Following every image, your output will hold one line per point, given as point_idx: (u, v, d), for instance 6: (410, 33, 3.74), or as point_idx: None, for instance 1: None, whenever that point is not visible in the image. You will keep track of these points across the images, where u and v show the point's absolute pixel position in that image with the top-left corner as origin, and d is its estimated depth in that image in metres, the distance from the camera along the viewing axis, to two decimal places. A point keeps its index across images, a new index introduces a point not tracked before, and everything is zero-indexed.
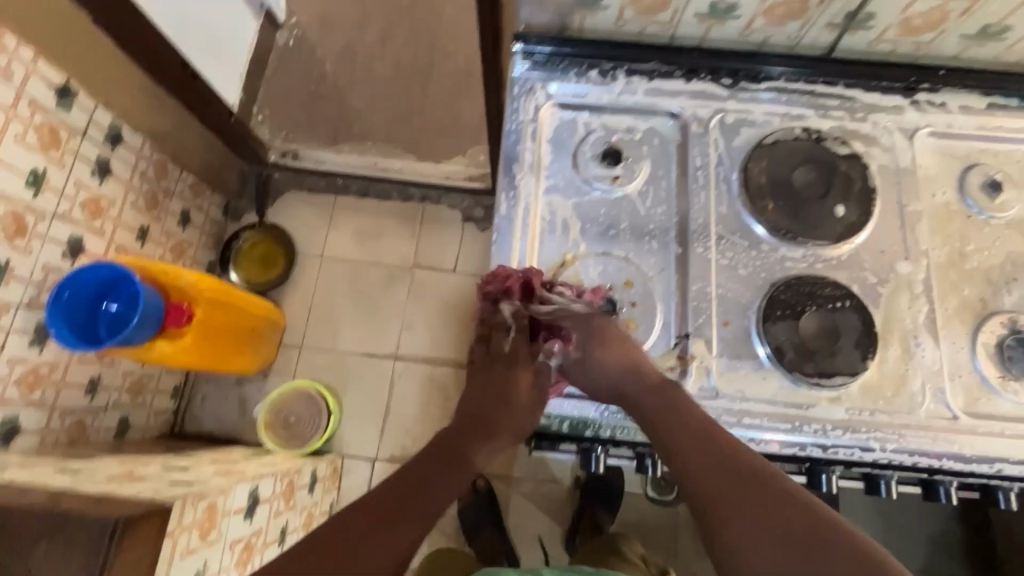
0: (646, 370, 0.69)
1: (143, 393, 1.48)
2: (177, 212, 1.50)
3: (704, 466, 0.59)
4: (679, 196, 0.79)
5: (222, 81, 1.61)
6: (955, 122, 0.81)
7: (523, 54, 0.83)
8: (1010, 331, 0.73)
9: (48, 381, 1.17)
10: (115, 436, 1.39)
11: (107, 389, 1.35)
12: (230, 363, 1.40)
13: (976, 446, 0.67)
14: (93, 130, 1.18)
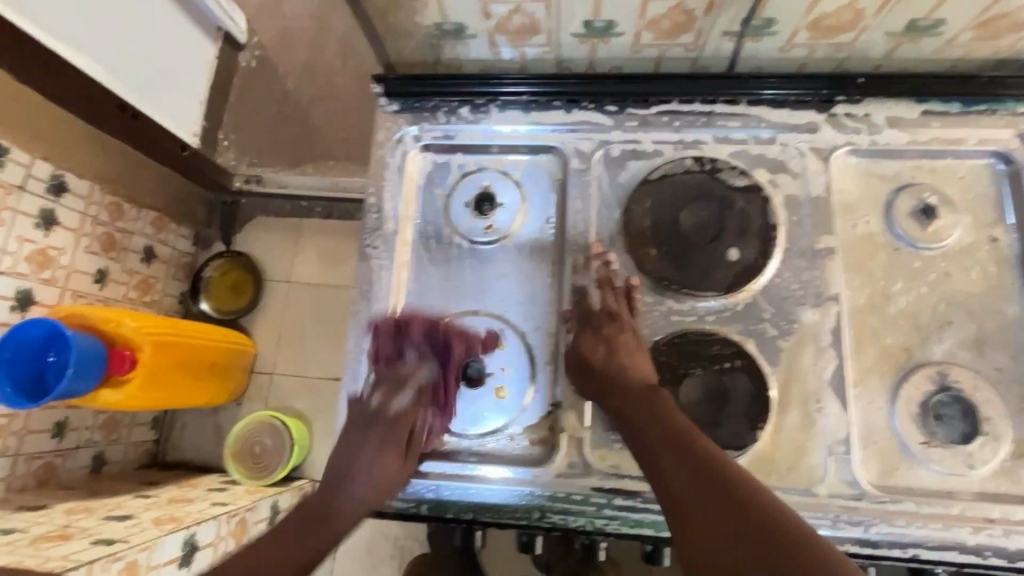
0: (631, 369, 0.62)
1: (118, 428, 1.33)
2: (140, 248, 1.35)
3: (676, 468, 0.53)
4: (557, 242, 0.72)
5: (177, 116, 1.41)
6: (881, 137, 0.69)
7: (388, 96, 0.77)
8: (940, 387, 0.62)
9: (8, 430, 1.09)
10: (91, 473, 1.28)
11: (78, 430, 1.23)
12: (197, 402, 1.31)
13: (883, 527, 0.59)
14: (31, 184, 1.07)
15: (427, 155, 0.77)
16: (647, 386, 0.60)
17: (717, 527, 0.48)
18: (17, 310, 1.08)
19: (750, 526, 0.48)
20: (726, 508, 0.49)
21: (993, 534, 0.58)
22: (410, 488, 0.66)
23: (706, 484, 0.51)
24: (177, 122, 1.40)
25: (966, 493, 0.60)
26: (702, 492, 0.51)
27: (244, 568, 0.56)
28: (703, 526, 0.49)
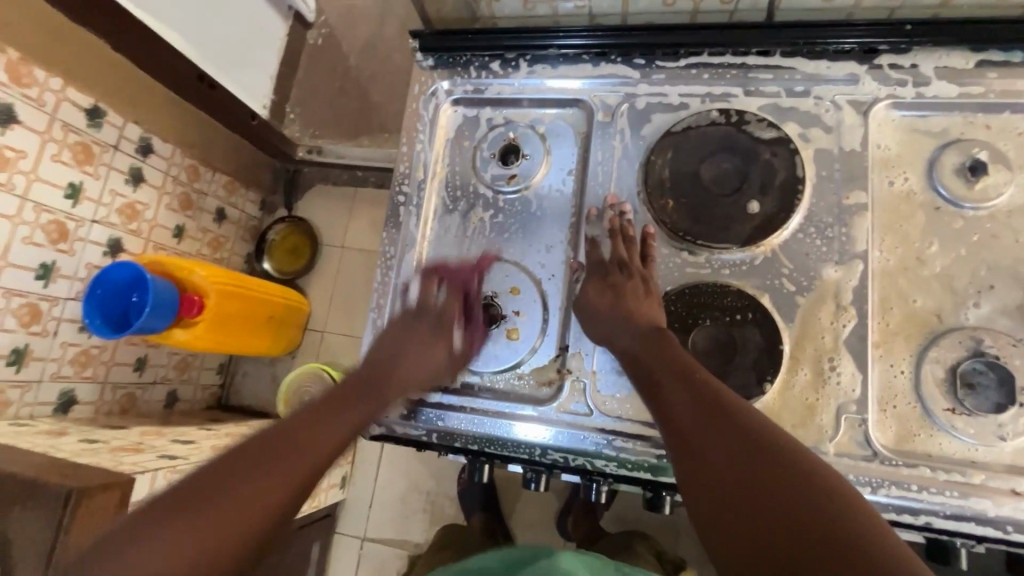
0: (640, 314, 0.62)
1: (189, 369, 1.46)
2: (213, 209, 1.48)
3: (683, 401, 0.52)
4: (577, 193, 0.73)
5: (243, 85, 1.50)
6: (929, 89, 0.65)
7: (424, 52, 0.81)
8: (973, 354, 0.59)
9: (99, 360, 1.22)
10: (165, 408, 1.41)
11: (155, 365, 1.36)
12: (256, 348, 1.43)
13: (892, 488, 0.57)
14: (125, 144, 1.20)
15: (458, 109, 0.80)
16: (654, 328, 0.61)
17: (722, 449, 0.47)
18: (108, 255, 1.21)
19: (758, 448, 0.46)
20: (733, 432, 0.48)
21: (1019, 508, 0.55)
22: (423, 419, 0.71)
23: (714, 412, 0.50)
24: (243, 90, 1.50)
25: (993, 465, 0.57)
26: (709, 419, 0.49)
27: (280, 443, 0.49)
28: (708, 449, 0.47)
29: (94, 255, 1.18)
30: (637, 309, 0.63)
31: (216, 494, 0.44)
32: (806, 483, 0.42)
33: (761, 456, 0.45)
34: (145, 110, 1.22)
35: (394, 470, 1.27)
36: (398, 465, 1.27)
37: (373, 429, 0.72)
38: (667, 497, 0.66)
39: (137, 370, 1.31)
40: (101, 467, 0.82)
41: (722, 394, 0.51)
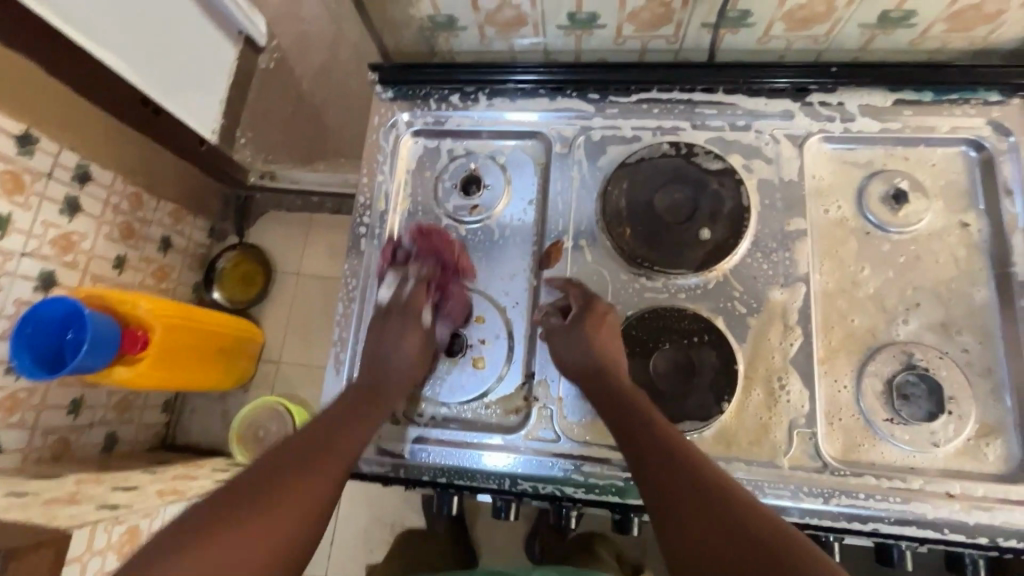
0: (604, 353, 0.63)
1: (130, 410, 1.37)
2: (157, 238, 1.41)
3: (658, 460, 0.52)
4: (538, 221, 0.75)
5: (201, 118, 1.45)
6: (854, 124, 0.71)
7: (384, 84, 0.81)
8: (906, 366, 0.64)
9: (27, 404, 1.13)
10: (102, 451, 1.31)
11: (92, 407, 1.27)
12: (205, 384, 1.36)
13: (842, 499, 0.61)
14: (59, 172, 1.14)
15: (418, 139, 0.81)
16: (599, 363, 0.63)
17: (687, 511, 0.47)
18: (39, 290, 1.14)
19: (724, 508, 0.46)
20: (701, 496, 0.48)
21: (954, 510, 0.59)
22: (389, 453, 0.69)
23: (677, 473, 0.51)
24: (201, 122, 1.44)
25: (929, 469, 0.61)
26: (677, 479, 0.50)
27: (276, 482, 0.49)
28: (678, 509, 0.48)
29: (23, 290, 1.10)
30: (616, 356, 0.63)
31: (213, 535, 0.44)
32: (760, 548, 0.42)
33: (720, 521, 0.45)
34: (86, 137, 1.17)
35: (355, 504, 1.23)
36: (360, 499, 1.22)
37: None
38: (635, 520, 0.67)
39: (71, 414, 1.23)
40: (30, 523, 0.75)
41: (696, 462, 0.51)
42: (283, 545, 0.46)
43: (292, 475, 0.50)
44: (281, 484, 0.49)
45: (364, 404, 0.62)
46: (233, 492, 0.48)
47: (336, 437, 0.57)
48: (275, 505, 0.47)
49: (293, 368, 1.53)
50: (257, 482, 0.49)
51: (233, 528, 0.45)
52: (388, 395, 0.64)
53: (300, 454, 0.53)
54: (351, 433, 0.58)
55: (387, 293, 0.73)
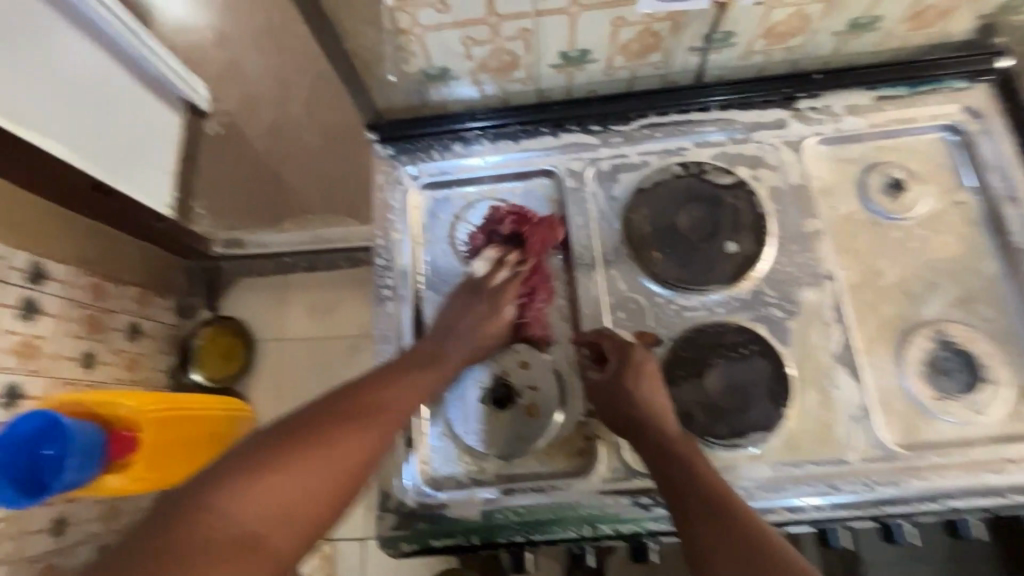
0: (637, 405, 0.62)
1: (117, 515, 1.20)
2: (126, 326, 1.32)
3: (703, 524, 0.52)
4: (564, 257, 0.75)
5: (147, 186, 1.43)
6: (844, 125, 0.75)
7: (383, 141, 0.80)
8: (939, 343, 0.67)
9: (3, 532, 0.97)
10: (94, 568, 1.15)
11: (78, 522, 1.11)
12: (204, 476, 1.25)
13: (913, 483, 0.62)
14: (12, 274, 1.05)
15: (427, 192, 0.80)
16: (646, 409, 0.61)
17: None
18: (5, 405, 1.03)
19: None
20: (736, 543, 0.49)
21: (1015, 474, 0.62)
22: (458, 522, 0.66)
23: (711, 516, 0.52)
24: (148, 190, 1.43)
25: (982, 438, 0.64)
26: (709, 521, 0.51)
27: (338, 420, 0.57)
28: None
29: None
30: (652, 407, 0.62)
31: (275, 469, 0.52)
32: None
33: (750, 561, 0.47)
34: (30, 232, 1.10)
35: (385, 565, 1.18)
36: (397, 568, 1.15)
37: (407, 545, 0.66)
38: None
39: (54, 534, 1.06)
40: None
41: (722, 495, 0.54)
42: (318, 497, 0.53)
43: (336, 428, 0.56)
44: (342, 421, 0.57)
45: (415, 366, 0.65)
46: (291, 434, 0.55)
47: (373, 394, 0.61)
48: (322, 449, 0.54)
49: None
50: (320, 415, 0.57)
51: (292, 462, 0.53)
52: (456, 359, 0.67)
53: (341, 407, 0.58)
54: (387, 392, 0.61)
55: (482, 267, 0.74)
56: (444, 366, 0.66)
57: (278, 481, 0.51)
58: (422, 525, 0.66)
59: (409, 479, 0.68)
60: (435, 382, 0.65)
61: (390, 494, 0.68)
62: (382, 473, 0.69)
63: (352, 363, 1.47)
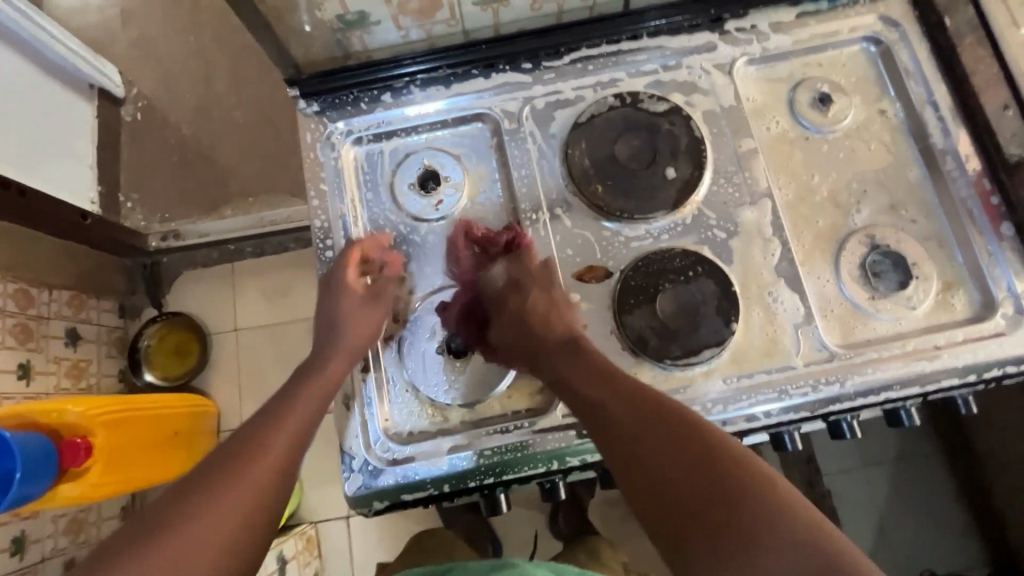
0: (550, 336, 0.64)
1: (85, 529, 1.36)
2: (62, 332, 1.38)
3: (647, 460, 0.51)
4: (507, 198, 0.74)
5: (68, 183, 1.43)
6: (770, 43, 0.76)
7: (306, 98, 0.76)
8: (871, 248, 0.70)
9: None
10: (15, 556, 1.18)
11: (40, 540, 1.24)
12: (162, 475, 1.32)
13: (855, 379, 0.66)
14: None
15: (361, 147, 0.76)
16: (568, 338, 0.64)
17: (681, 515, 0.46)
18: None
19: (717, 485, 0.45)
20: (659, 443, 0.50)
21: (945, 360, 0.66)
22: (428, 475, 0.65)
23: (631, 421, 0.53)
24: (70, 188, 1.44)
25: (914, 330, 0.68)
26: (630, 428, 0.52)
27: (239, 450, 0.52)
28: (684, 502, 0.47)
29: None
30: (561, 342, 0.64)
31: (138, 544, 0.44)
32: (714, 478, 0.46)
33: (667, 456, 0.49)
34: None
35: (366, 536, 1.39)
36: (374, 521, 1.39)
37: (376, 504, 0.66)
38: None
39: (17, 555, 1.18)
40: None
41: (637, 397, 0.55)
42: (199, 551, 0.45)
43: (242, 458, 0.52)
44: (235, 457, 0.52)
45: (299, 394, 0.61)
46: (165, 508, 0.47)
47: (273, 418, 0.57)
48: (201, 521, 0.46)
49: None
50: (222, 455, 0.52)
51: (192, 510, 0.46)
52: (340, 361, 0.65)
53: (224, 462, 0.51)
54: (276, 424, 0.56)
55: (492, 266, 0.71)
56: (336, 372, 0.64)
57: (196, 523, 0.46)
58: (392, 483, 0.65)
59: (376, 438, 0.67)
60: (324, 396, 0.62)
61: (355, 456, 0.66)
62: (348, 437, 0.67)
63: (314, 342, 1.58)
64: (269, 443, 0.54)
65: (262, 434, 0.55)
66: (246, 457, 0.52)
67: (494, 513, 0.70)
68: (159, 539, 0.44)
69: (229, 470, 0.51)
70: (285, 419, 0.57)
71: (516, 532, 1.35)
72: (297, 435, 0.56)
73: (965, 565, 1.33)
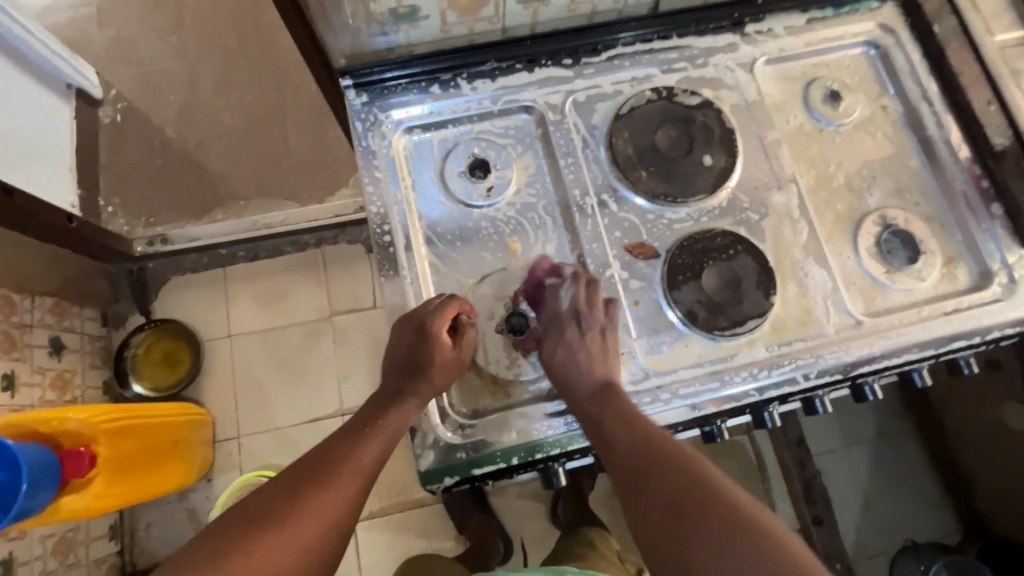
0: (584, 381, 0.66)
1: (74, 551, 1.24)
2: (45, 342, 1.27)
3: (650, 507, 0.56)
4: (555, 184, 0.77)
5: (48, 186, 1.33)
6: (785, 45, 0.83)
7: (357, 88, 0.79)
8: (884, 226, 0.78)
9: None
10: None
11: (29, 563, 1.12)
12: (160, 486, 1.24)
13: (880, 343, 0.73)
14: None
15: (410, 136, 0.79)
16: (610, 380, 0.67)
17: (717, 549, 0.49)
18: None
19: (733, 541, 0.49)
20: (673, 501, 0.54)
21: (954, 324, 0.74)
22: (496, 447, 0.68)
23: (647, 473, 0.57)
24: (49, 190, 1.33)
25: (925, 299, 0.76)
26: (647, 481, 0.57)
27: (321, 468, 0.59)
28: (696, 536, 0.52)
29: None
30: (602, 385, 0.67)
31: (240, 539, 0.51)
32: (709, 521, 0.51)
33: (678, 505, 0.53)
34: None
35: (375, 539, 1.36)
36: (386, 522, 1.37)
37: (446, 479, 0.68)
38: (717, 426, 0.73)
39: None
40: None
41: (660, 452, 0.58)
42: (288, 556, 0.52)
43: (317, 488, 0.57)
44: (320, 473, 0.59)
45: (373, 422, 0.66)
46: (247, 516, 0.54)
47: (347, 452, 0.62)
48: (289, 531, 0.53)
49: (256, 437, 1.47)
50: (310, 469, 0.59)
51: (267, 533, 0.52)
52: (426, 373, 0.67)
53: (312, 478, 0.58)
54: (353, 449, 0.62)
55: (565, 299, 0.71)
56: (408, 408, 0.67)
57: (267, 545, 0.52)
58: (460, 456, 0.68)
59: (445, 417, 0.69)
60: (390, 440, 0.65)
61: (426, 433, 0.68)
62: (418, 417, 0.68)
63: (311, 348, 1.52)
64: (346, 468, 0.60)
65: (340, 455, 0.61)
66: (321, 487, 0.58)
67: (552, 485, 0.73)
68: (235, 553, 0.50)
69: (314, 485, 0.58)
70: (358, 458, 0.62)
71: (524, 527, 1.36)
72: (365, 478, 0.61)
73: (943, 532, 1.41)
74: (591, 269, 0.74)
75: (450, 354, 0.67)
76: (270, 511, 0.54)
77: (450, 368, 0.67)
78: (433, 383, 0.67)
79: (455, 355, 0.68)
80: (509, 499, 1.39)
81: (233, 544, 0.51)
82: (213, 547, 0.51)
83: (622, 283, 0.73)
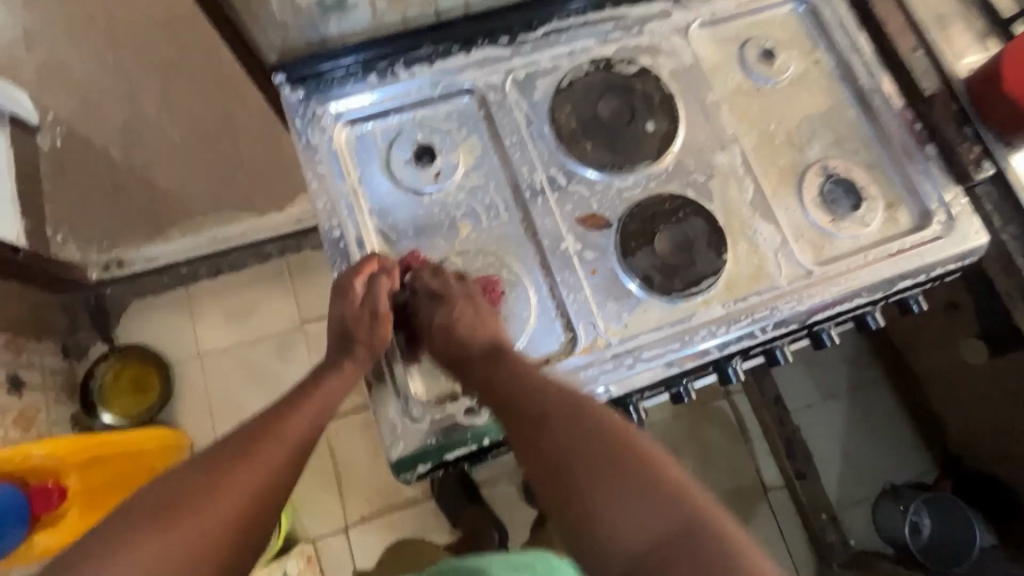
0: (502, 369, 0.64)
1: None
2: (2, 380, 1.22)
3: (545, 458, 0.56)
4: (503, 163, 0.77)
5: None
6: (717, 8, 0.84)
7: (291, 83, 0.77)
8: (826, 176, 0.80)
9: None
10: None
11: None
12: None
13: (833, 289, 0.74)
14: None
15: (352, 128, 0.78)
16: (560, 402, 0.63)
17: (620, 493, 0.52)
18: (13, 392, 1.24)
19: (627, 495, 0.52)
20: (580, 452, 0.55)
21: (900, 264, 0.76)
22: (468, 430, 0.68)
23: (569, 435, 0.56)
24: None
25: (872, 242, 0.78)
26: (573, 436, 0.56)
27: (259, 432, 0.58)
28: (605, 514, 0.51)
29: None
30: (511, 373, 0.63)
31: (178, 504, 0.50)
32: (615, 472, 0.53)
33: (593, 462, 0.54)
34: None
35: (367, 542, 1.35)
36: (377, 524, 1.36)
37: (420, 467, 0.68)
38: (682, 387, 0.74)
39: None
40: None
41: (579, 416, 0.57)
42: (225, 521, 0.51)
43: (254, 454, 0.56)
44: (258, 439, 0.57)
45: (313, 390, 0.65)
46: (182, 481, 0.52)
47: (285, 417, 0.60)
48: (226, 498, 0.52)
49: None
50: (247, 433, 0.58)
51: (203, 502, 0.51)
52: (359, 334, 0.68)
53: (250, 444, 0.57)
54: (292, 416, 0.61)
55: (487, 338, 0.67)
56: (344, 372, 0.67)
57: (204, 511, 0.51)
58: (432, 442, 0.67)
59: (406, 404, 0.69)
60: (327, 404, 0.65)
61: (393, 423, 0.68)
62: (383, 406, 0.69)
63: (285, 360, 1.50)
64: (284, 433, 0.59)
65: (278, 421, 0.60)
66: (259, 452, 0.56)
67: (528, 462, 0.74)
68: (165, 526, 0.49)
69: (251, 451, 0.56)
70: (292, 421, 0.60)
71: (516, 515, 1.37)
72: (304, 440, 0.60)
73: (916, 472, 1.46)
74: (546, 244, 0.74)
75: (362, 307, 0.68)
76: (207, 476, 0.53)
77: (364, 320, 0.68)
78: (369, 347, 0.68)
79: (363, 309, 0.68)
80: (497, 488, 1.39)
81: (171, 511, 0.50)
82: (149, 512, 0.50)
83: (577, 255, 0.74)
